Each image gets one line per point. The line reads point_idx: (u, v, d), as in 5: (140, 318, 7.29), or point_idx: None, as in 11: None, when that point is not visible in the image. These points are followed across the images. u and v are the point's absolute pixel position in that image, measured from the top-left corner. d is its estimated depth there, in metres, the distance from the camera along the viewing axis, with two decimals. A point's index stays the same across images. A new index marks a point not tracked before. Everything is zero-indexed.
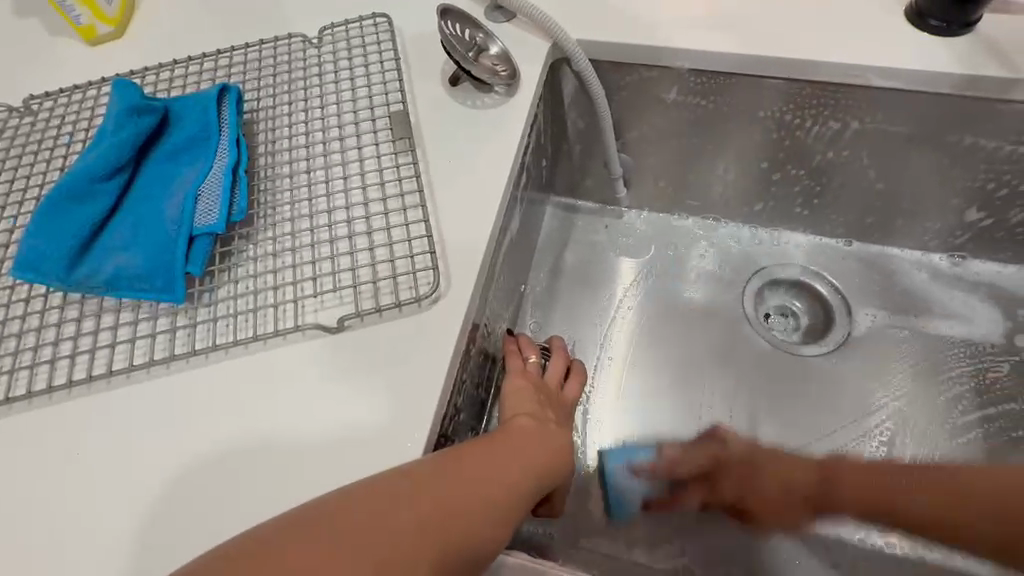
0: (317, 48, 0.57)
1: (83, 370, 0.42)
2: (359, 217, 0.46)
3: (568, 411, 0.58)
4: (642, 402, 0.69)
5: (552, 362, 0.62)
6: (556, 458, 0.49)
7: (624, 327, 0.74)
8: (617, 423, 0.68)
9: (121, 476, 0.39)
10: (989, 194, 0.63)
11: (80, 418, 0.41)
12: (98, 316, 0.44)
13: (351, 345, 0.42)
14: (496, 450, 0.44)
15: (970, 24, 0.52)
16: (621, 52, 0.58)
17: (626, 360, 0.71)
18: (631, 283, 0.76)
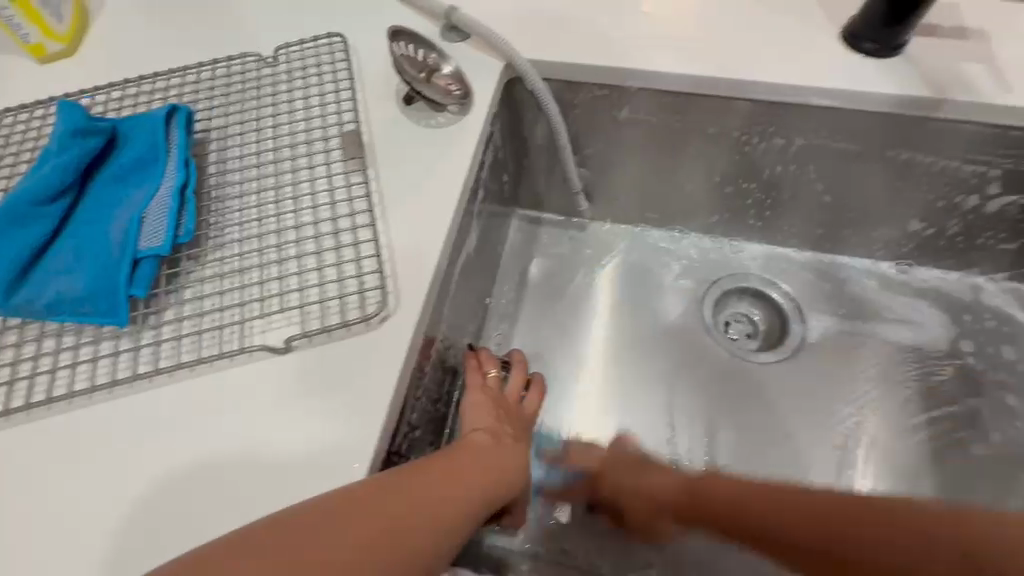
0: (271, 68, 0.57)
1: (22, 397, 0.42)
2: (308, 237, 0.46)
3: (525, 424, 0.59)
4: (613, 418, 0.71)
5: (513, 376, 0.62)
6: (514, 473, 0.50)
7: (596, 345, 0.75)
8: (590, 441, 0.69)
9: (59, 505, 0.39)
10: (929, 206, 0.66)
11: (17, 446, 0.40)
12: (40, 341, 0.43)
13: (298, 366, 0.42)
14: (453, 465, 0.44)
15: (899, 46, 0.55)
16: (572, 71, 0.59)
17: (598, 378, 0.73)
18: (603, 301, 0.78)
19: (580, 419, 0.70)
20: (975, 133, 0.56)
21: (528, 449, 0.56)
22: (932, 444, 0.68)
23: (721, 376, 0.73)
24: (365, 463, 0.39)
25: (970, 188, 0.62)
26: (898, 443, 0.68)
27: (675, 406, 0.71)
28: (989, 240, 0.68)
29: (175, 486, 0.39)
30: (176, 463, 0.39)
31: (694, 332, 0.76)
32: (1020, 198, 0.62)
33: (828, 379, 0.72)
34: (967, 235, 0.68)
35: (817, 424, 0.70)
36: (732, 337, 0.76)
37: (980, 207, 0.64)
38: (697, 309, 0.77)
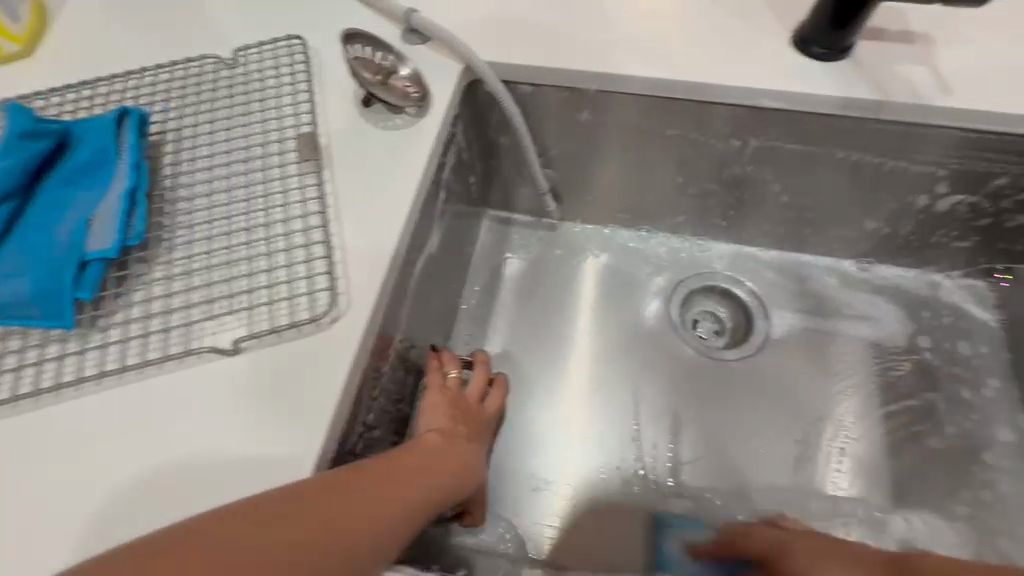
0: (229, 69, 0.57)
1: None
2: (259, 239, 0.46)
3: (483, 423, 0.60)
4: (592, 422, 0.72)
5: (474, 376, 0.62)
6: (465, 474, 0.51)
7: (582, 350, 0.76)
8: (575, 450, 0.70)
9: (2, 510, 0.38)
10: (883, 205, 0.67)
11: None
12: None
13: (247, 367, 0.42)
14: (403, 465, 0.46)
15: (846, 49, 0.57)
16: (531, 74, 0.60)
17: (582, 383, 0.74)
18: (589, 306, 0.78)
19: (568, 428, 0.71)
20: (920, 134, 0.57)
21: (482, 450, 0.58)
22: (891, 438, 0.70)
23: (686, 374, 0.74)
24: (313, 462, 0.40)
25: (919, 187, 0.63)
26: (856, 438, 0.70)
27: (641, 403, 0.72)
28: (942, 238, 0.70)
29: (121, 488, 0.39)
30: (121, 466, 0.39)
31: (661, 331, 0.77)
32: (968, 197, 0.63)
33: (790, 375, 0.73)
34: (921, 234, 0.70)
35: (778, 419, 0.71)
36: (698, 335, 0.77)
37: (930, 206, 0.66)
38: (664, 307, 0.78)
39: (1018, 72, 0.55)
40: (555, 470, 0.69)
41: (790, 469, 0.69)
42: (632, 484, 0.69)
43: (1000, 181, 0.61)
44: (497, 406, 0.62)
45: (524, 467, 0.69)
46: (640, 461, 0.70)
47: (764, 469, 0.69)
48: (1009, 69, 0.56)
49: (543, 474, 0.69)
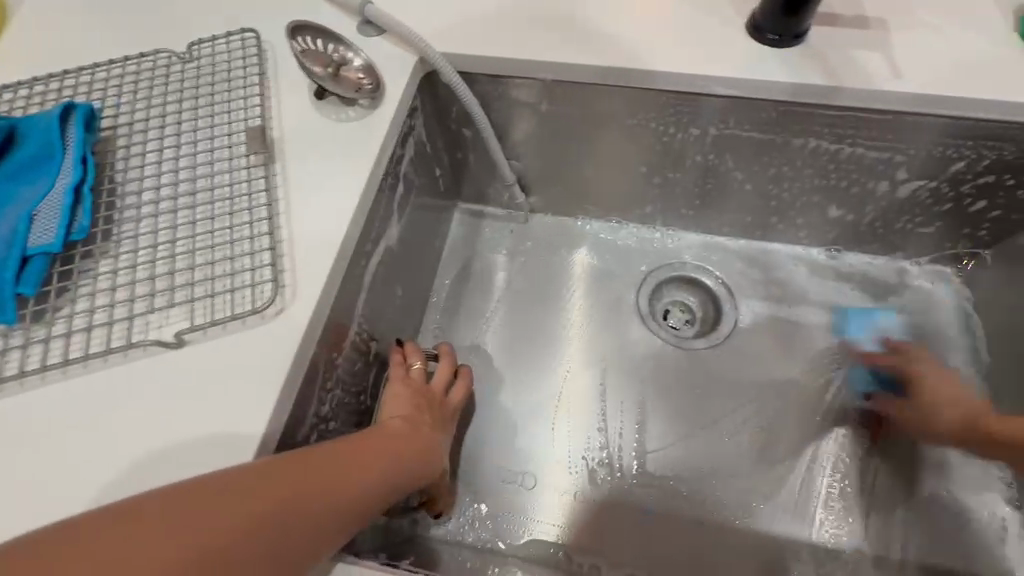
0: (182, 64, 0.57)
1: None
2: (206, 233, 0.47)
3: (448, 413, 0.61)
4: (576, 416, 0.72)
5: (441, 367, 0.63)
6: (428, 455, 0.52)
7: (578, 346, 0.75)
8: (564, 447, 0.70)
9: None
10: (844, 192, 0.68)
11: None
12: None
13: (189, 360, 0.42)
14: (365, 443, 0.46)
15: (800, 34, 0.57)
16: (488, 64, 0.60)
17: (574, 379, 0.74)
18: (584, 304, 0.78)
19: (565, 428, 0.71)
20: (875, 120, 0.58)
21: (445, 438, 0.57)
22: (856, 425, 0.70)
23: (654, 364, 0.74)
24: (252, 452, 0.40)
25: (879, 173, 0.64)
26: (821, 425, 0.70)
27: (609, 392, 0.73)
28: (907, 224, 0.70)
29: (59, 483, 0.39)
30: (60, 460, 0.40)
31: (632, 321, 0.77)
32: (928, 181, 0.64)
33: (758, 363, 0.74)
34: (885, 220, 0.70)
35: (745, 407, 0.72)
36: (668, 324, 0.77)
37: (891, 192, 0.66)
38: (633, 297, 0.78)
39: (971, 55, 0.55)
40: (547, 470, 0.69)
41: (755, 457, 0.69)
42: (598, 473, 0.69)
43: (959, 165, 0.61)
44: (461, 396, 0.63)
45: (515, 466, 0.69)
46: (606, 450, 0.70)
47: (731, 456, 0.69)
48: (963, 53, 0.56)
49: (534, 473, 0.69)
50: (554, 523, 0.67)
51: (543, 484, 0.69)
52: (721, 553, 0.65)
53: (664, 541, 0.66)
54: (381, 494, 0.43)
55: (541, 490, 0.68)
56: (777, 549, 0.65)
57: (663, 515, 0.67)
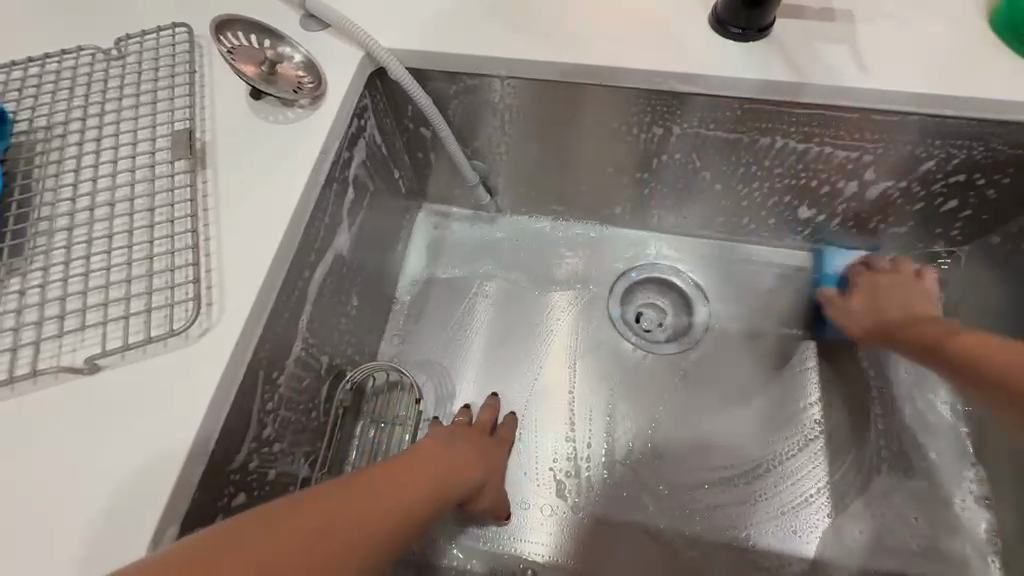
0: (107, 62, 0.53)
1: None
2: (121, 247, 0.43)
3: (495, 452, 0.61)
4: (547, 422, 0.70)
5: (485, 409, 0.64)
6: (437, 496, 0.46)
7: (554, 352, 0.73)
8: (543, 457, 0.68)
9: None
10: (814, 191, 0.66)
11: None
12: None
13: (101, 388, 0.39)
14: (370, 491, 0.41)
15: (765, 28, 0.54)
16: (437, 60, 0.57)
17: (548, 386, 0.71)
18: (562, 310, 0.75)
19: (539, 439, 0.69)
20: (843, 118, 0.55)
21: (464, 474, 0.53)
22: (831, 432, 0.68)
23: (623, 370, 0.72)
24: (168, 489, 0.37)
25: (848, 173, 0.62)
26: (795, 430, 0.68)
27: (579, 399, 0.70)
28: (878, 224, 0.69)
29: None
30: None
31: (602, 326, 0.74)
32: (896, 181, 0.62)
33: (730, 368, 0.72)
34: (856, 220, 0.69)
35: (718, 413, 0.70)
36: (640, 327, 0.75)
37: (859, 193, 0.65)
38: (604, 300, 0.76)
39: (938, 47, 0.53)
40: (535, 492, 0.66)
41: (727, 465, 0.68)
42: (565, 484, 0.67)
43: (928, 165, 0.59)
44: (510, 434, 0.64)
45: (523, 477, 0.67)
46: (574, 461, 0.68)
47: (702, 466, 0.68)
48: (932, 45, 0.54)
49: (523, 486, 0.67)
50: (538, 539, 0.65)
51: (529, 496, 0.66)
52: (689, 565, 0.64)
53: (632, 555, 0.64)
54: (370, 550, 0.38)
55: (527, 504, 0.66)
56: (746, 558, 0.64)
57: (633, 525, 0.65)
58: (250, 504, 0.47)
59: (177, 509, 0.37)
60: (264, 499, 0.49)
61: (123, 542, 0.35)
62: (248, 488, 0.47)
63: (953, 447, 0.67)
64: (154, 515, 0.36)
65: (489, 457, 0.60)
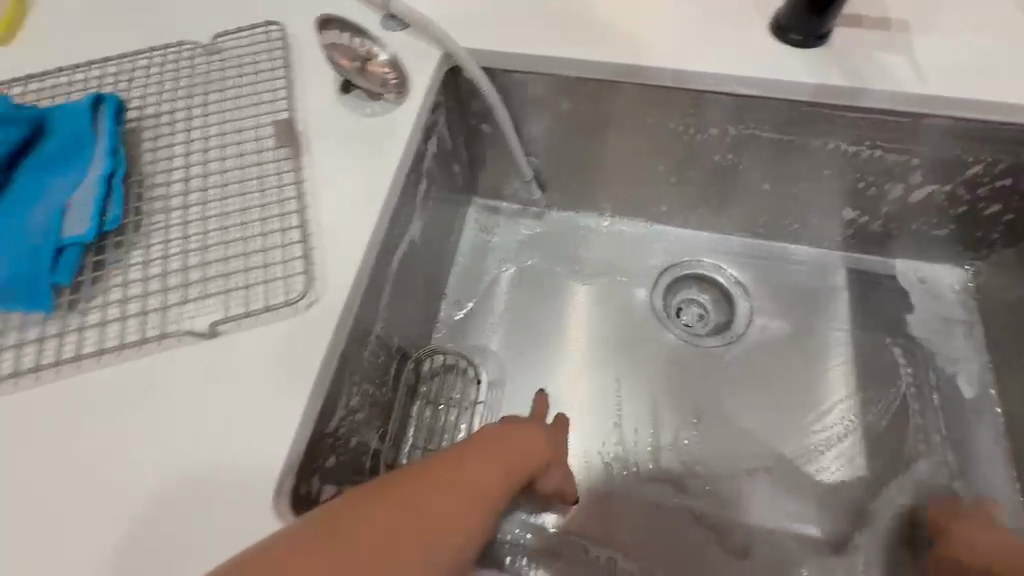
0: (207, 56, 0.56)
1: None
2: (235, 224, 0.47)
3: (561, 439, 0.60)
4: (592, 408, 0.72)
5: (538, 401, 0.63)
6: (498, 497, 0.43)
7: (602, 342, 0.76)
8: (590, 442, 0.71)
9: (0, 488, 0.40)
10: (860, 192, 0.69)
11: None
12: None
13: (221, 351, 0.43)
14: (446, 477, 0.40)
15: (822, 36, 0.57)
16: (509, 61, 0.62)
17: (592, 374, 0.74)
18: (610, 301, 0.78)
19: (585, 424, 0.71)
20: (895, 122, 0.59)
21: (536, 460, 0.51)
22: (870, 425, 0.71)
23: (668, 361, 0.75)
24: (289, 441, 0.41)
25: (894, 175, 0.66)
26: (835, 422, 0.71)
27: (625, 387, 0.73)
28: (920, 226, 0.71)
29: (101, 472, 0.40)
30: (63, 463, 0.40)
31: (645, 320, 0.77)
32: (942, 185, 0.65)
33: (771, 362, 0.74)
34: (899, 222, 0.72)
35: (757, 404, 0.72)
36: (682, 322, 0.78)
37: (904, 196, 0.68)
38: (649, 295, 0.78)
39: (989, 57, 0.56)
40: (585, 474, 0.69)
41: (767, 455, 0.70)
42: (613, 467, 0.70)
43: (974, 169, 0.62)
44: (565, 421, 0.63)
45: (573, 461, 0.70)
46: (621, 446, 0.71)
47: (745, 454, 0.70)
48: (982, 56, 0.57)
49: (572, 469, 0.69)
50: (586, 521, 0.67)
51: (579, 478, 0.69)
52: (735, 548, 0.66)
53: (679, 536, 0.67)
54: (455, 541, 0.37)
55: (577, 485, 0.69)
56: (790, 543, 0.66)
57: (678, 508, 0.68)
58: (337, 468, 0.51)
59: (293, 461, 0.41)
60: (346, 465, 0.52)
61: (251, 488, 0.39)
62: (336, 453, 0.50)
63: (993, 442, 0.68)
64: (277, 466, 0.40)
65: (555, 440, 0.58)
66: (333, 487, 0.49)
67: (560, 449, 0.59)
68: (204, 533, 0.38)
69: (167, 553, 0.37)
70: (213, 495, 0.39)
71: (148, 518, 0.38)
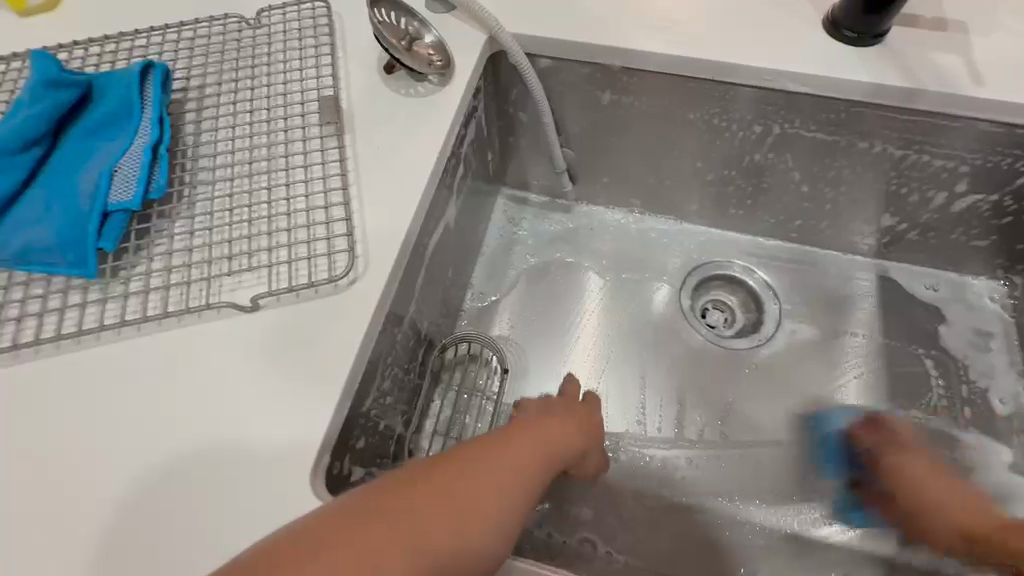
0: (252, 30, 0.56)
1: (11, 338, 0.42)
2: (280, 199, 0.47)
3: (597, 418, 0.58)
4: (616, 403, 0.71)
5: (569, 383, 0.61)
6: (536, 484, 0.42)
7: (628, 339, 0.75)
8: (614, 439, 0.69)
9: (41, 447, 0.40)
10: (901, 198, 0.68)
11: (9, 389, 0.41)
12: (28, 286, 0.44)
13: (261, 324, 0.43)
14: (480, 464, 0.39)
15: (879, 35, 0.57)
16: (556, 46, 0.61)
17: (617, 370, 0.73)
18: (638, 297, 0.77)
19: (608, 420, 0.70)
20: (946, 126, 0.58)
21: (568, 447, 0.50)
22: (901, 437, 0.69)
23: (695, 361, 0.74)
24: (328, 415, 0.40)
25: (939, 182, 0.64)
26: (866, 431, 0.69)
27: (650, 385, 0.72)
28: (961, 236, 0.70)
29: (140, 438, 0.40)
30: (102, 426, 0.40)
31: (673, 319, 0.76)
32: (987, 195, 0.64)
33: (800, 367, 0.73)
34: (939, 231, 0.70)
35: (785, 409, 0.71)
36: (709, 323, 0.77)
37: (947, 204, 0.67)
38: (677, 294, 0.78)
39: None
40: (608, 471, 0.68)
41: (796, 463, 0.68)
42: (636, 465, 0.68)
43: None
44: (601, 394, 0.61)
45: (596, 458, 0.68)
46: (644, 444, 0.69)
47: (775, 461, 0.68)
48: None
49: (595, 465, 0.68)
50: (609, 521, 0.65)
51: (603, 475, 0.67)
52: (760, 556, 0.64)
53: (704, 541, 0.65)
54: (492, 526, 0.36)
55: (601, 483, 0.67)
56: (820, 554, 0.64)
57: (703, 511, 0.66)
58: (367, 450, 0.50)
59: (331, 438, 0.40)
60: (372, 448, 0.52)
61: (290, 461, 0.39)
62: (366, 435, 0.50)
63: None
64: (316, 442, 0.40)
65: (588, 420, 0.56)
66: (362, 469, 0.49)
67: (595, 427, 0.57)
68: (241, 504, 0.38)
69: (203, 521, 0.37)
70: (251, 467, 0.39)
71: (186, 487, 0.38)
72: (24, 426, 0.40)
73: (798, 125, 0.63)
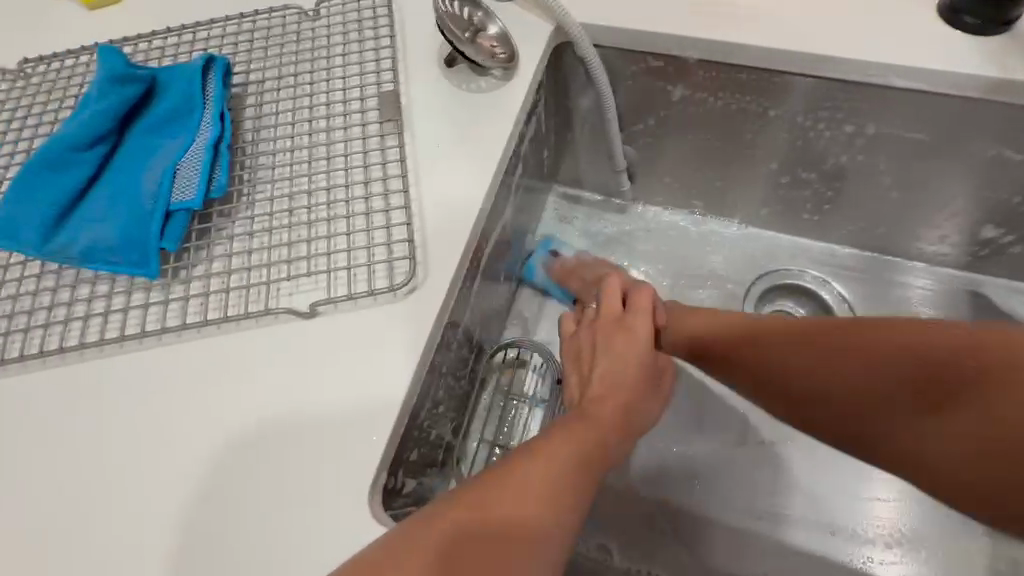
0: (311, 22, 0.54)
1: (77, 337, 0.43)
2: (338, 200, 0.46)
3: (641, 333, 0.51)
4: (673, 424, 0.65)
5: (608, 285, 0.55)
6: (584, 479, 0.41)
7: None
8: None
9: (101, 444, 0.39)
10: (1013, 208, 0.60)
11: (73, 384, 0.41)
12: (95, 284, 0.44)
13: (319, 331, 0.41)
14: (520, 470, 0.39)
15: (1009, 21, 0.51)
16: (632, 37, 0.57)
17: None
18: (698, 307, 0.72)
19: None
20: None
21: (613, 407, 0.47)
22: None
23: None
24: (385, 429, 0.38)
25: None
26: None
27: None
28: None
29: (198, 442, 0.39)
30: (161, 429, 0.39)
31: None
32: None
33: None
34: None
35: None
36: None
37: None
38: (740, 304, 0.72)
39: None
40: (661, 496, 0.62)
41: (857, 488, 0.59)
42: None
43: None
44: (648, 298, 0.53)
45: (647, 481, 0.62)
46: None
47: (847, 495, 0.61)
48: None
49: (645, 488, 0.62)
50: None
51: None
52: None
53: None
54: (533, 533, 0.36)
55: None
56: None
57: None
58: (418, 462, 0.48)
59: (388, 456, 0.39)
60: (423, 460, 0.50)
61: (348, 476, 0.37)
62: (418, 446, 0.48)
63: None
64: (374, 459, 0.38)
65: (628, 338, 0.51)
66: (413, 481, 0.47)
67: (640, 342, 0.51)
68: (299, 517, 0.37)
69: (261, 532, 0.36)
70: (308, 480, 0.38)
71: (244, 496, 0.37)
72: (86, 425, 0.40)
73: (896, 125, 0.57)
